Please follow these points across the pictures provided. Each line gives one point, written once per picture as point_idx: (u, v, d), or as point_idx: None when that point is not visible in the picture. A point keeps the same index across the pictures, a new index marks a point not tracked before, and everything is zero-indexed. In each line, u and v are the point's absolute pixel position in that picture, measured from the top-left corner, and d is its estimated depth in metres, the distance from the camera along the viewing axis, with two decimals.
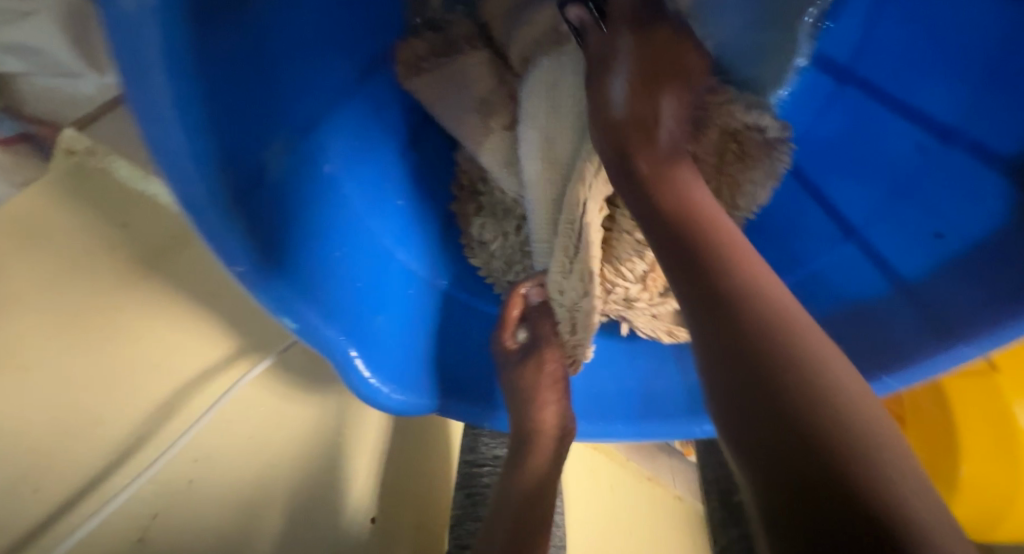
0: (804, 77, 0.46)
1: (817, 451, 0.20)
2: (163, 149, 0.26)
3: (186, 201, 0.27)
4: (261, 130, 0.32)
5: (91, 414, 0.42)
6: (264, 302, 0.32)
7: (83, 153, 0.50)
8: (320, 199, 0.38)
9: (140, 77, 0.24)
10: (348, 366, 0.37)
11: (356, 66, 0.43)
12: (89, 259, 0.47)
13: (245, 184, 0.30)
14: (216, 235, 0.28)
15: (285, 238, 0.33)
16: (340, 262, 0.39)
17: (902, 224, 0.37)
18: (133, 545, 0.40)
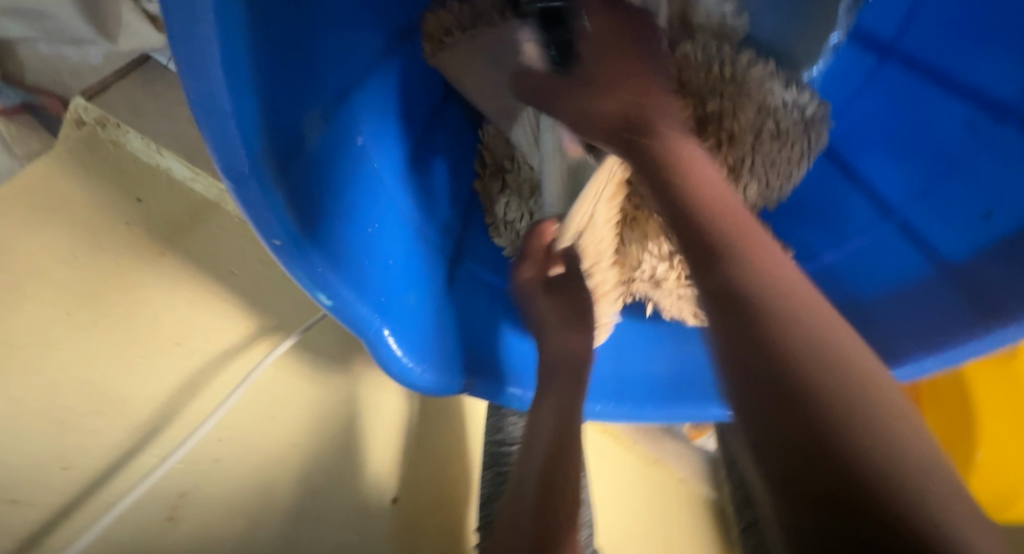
0: (839, 56, 0.46)
1: (845, 480, 0.18)
2: (204, 107, 0.24)
3: (226, 164, 0.26)
4: (302, 97, 0.30)
5: (116, 390, 0.41)
6: (297, 276, 0.30)
7: (93, 124, 0.49)
8: (355, 170, 0.37)
9: (187, 31, 0.23)
10: (380, 344, 0.35)
11: (387, 36, 0.42)
12: (106, 235, 0.45)
13: (289, 152, 0.29)
14: (254, 199, 0.27)
15: (322, 208, 0.32)
16: (373, 237, 0.37)
17: (944, 202, 0.37)
18: (162, 524, 0.39)
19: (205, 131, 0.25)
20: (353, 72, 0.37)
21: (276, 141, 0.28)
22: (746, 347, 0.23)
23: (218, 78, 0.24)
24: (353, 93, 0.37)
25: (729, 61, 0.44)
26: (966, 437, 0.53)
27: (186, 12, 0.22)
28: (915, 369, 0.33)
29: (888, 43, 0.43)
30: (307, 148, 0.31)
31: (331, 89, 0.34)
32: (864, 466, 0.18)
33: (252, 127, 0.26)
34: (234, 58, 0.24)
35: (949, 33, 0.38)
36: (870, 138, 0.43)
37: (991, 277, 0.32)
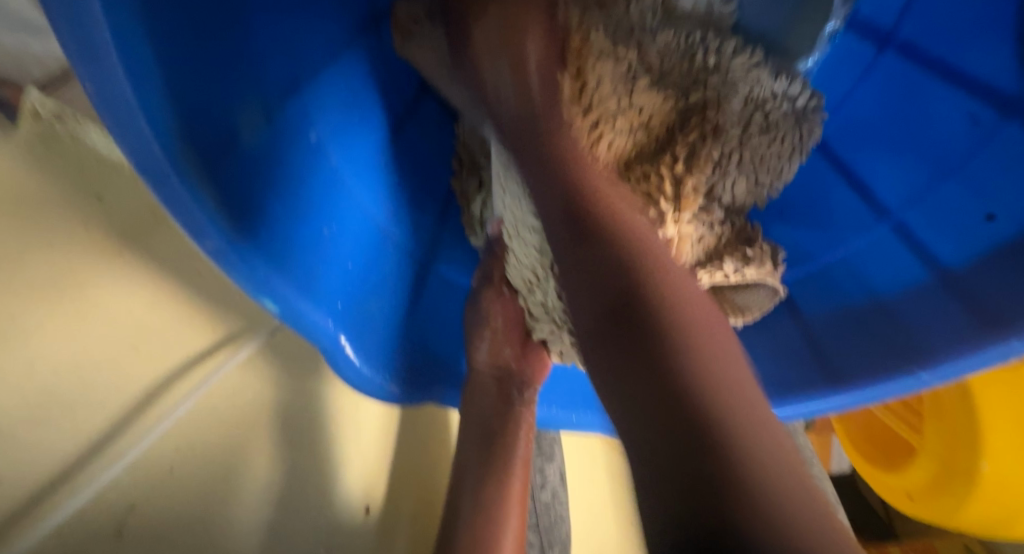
0: (836, 43, 0.43)
1: (700, 445, 0.19)
2: (108, 104, 0.22)
3: (143, 165, 0.24)
4: (231, 90, 0.28)
5: (62, 398, 0.39)
6: (238, 282, 0.28)
7: (50, 119, 0.47)
8: (311, 167, 0.34)
9: (77, 20, 0.20)
10: (336, 351, 0.33)
11: (351, 25, 0.39)
12: (62, 232, 0.43)
13: (215, 150, 0.26)
14: (180, 202, 0.25)
15: (263, 208, 0.29)
16: (330, 238, 0.35)
17: (943, 203, 0.34)
18: (111, 540, 0.37)
19: (113, 131, 0.23)
20: (309, 60, 0.35)
21: (197, 137, 0.25)
22: (616, 320, 0.25)
23: (116, 65, 0.21)
24: (308, 85, 0.35)
25: (713, 49, 0.41)
26: (970, 449, 0.50)
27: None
28: (908, 384, 0.32)
29: (886, 32, 0.40)
30: (242, 144, 0.28)
31: (278, 78, 0.32)
32: (699, 410, 0.21)
33: (166, 122, 0.24)
34: (137, 44, 0.22)
35: (953, 18, 0.35)
36: (865, 135, 0.40)
37: (992, 285, 0.29)
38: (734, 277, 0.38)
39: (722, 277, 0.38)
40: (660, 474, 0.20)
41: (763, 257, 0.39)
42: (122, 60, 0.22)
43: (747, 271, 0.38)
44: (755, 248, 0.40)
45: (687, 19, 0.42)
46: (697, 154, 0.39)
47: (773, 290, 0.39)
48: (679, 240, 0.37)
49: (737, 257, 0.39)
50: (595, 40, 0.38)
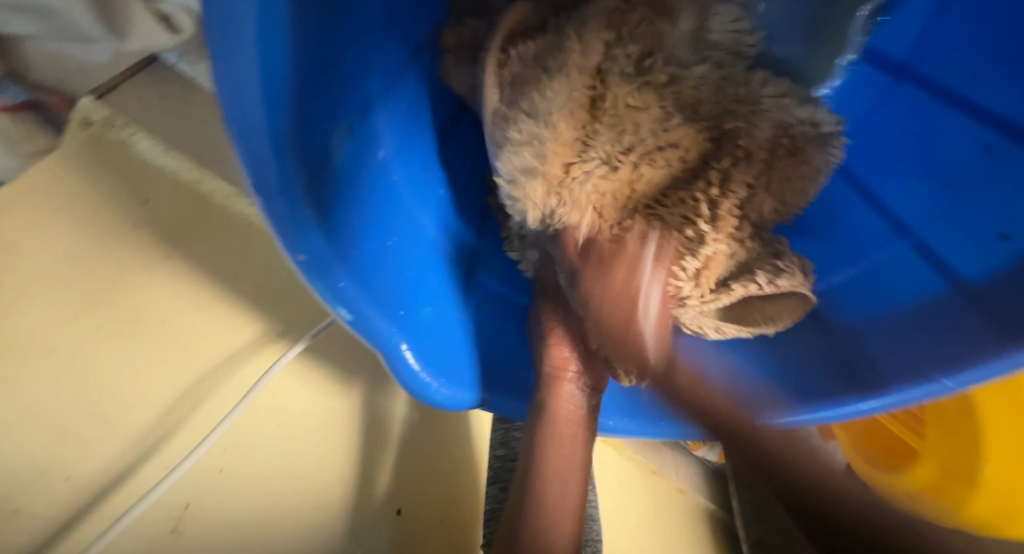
0: (851, 72, 0.47)
1: (822, 492, 0.24)
2: (240, 121, 0.23)
3: (256, 181, 0.24)
4: (321, 112, 0.29)
5: (118, 400, 0.40)
6: (319, 292, 0.29)
7: (100, 125, 0.48)
8: (375, 185, 0.36)
9: (227, 48, 0.21)
10: (397, 359, 0.35)
11: (407, 48, 0.41)
12: (114, 238, 0.44)
13: (312, 167, 0.28)
14: (280, 214, 0.26)
15: (341, 220, 0.31)
16: (391, 251, 0.36)
17: (957, 221, 0.37)
18: (166, 537, 0.38)
19: (236, 148, 0.23)
20: (375, 82, 0.36)
21: (300, 150, 0.27)
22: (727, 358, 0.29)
23: (254, 90, 0.23)
24: (376, 106, 0.37)
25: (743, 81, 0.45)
26: (972, 454, 0.54)
27: (224, 24, 0.21)
28: (933, 389, 0.33)
29: (902, 63, 0.44)
30: (329, 161, 0.30)
31: (354, 100, 0.33)
32: (821, 473, 0.26)
33: (280, 137, 0.25)
34: (271, 60, 0.23)
35: (964, 52, 0.39)
36: (886, 158, 0.44)
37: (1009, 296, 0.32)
38: (768, 289, 0.41)
39: (756, 288, 0.41)
40: (756, 484, 0.27)
41: (795, 268, 0.41)
42: (257, 83, 0.23)
43: (780, 282, 0.41)
44: (785, 261, 0.42)
45: (716, 48, 0.46)
46: (730, 178, 0.42)
47: (803, 298, 0.42)
48: (710, 256, 0.40)
49: (769, 269, 0.41)
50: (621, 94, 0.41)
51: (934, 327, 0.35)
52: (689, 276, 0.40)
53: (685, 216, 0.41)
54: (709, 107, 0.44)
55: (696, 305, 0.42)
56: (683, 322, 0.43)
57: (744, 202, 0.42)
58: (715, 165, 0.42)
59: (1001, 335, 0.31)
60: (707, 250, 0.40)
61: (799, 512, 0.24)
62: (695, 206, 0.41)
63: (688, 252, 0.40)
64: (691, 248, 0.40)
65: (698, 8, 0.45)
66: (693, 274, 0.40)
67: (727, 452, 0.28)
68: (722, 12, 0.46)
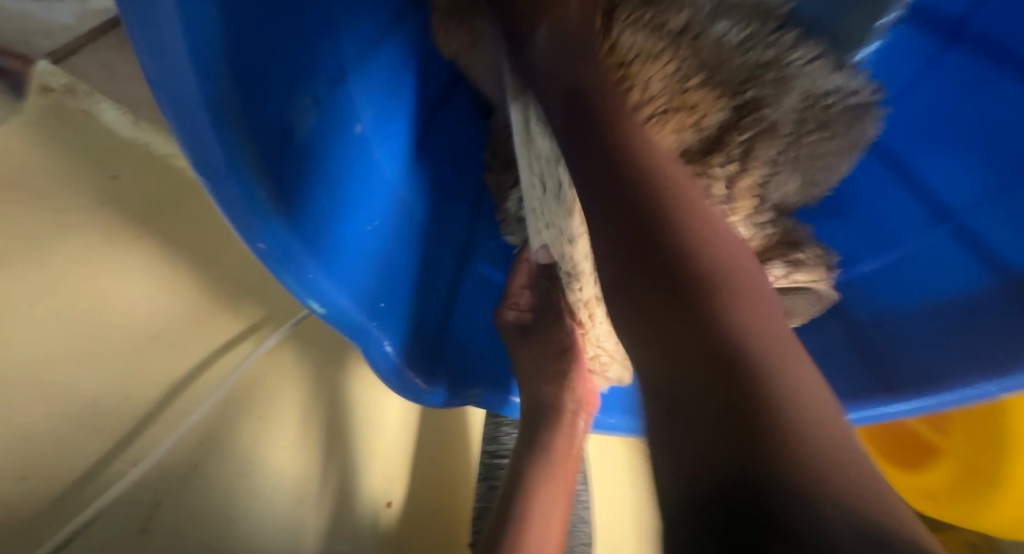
0: (892, 37, 0.42)
1: (749, 411, 0.17)
2: (173, 99, 0.21)
3: (197, 161, 0.21)
4: (274, 81, 0.26)
5: (84, 394, 0.37)
6: (287, 286, 0.25)
7: (61, 92, 0.44)
8: (351, 166, 0.33)
9: (143, 11, 0.19)
10: (379, 358, 0.31)
11: (390, 10, 0.37)
12: (78, 220, 0.41)
13: (261, 143, 0.24)
14: (232, 202, 0.22)
15: (306, 202, 0.27)
16: (370, 237, 0.33)
17: (1014, 203, 0.33)
18: (136, 537, 0.36)
19: (171, 128, 0.21)
20: (349, 54, 0.33)
21: (255, 131, 0.23)
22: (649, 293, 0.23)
23: (181, 54, 0.20)
24: (352, 81, 0.33)
25: (771, 40, 0.39)
26: (999, 453, 0.50)
27: (144, 2, 0.19)
28: (969, 395, 0.30)
29: (956, 22, 0.38)
30: (294, 141, 0.27)
31: (317, 69, 0.30)
32: (766, 392, 0.17)
33: (226, 120, 0.22)
34: (199, 25, 0.21)
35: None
36: (931, 132, 0.39)
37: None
38: (784, 281, 0.39)
39: (772, 280, 0.38)
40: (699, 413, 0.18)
41: (814, 261, 0.39)
42: (188, 58, 0.21)
43: (797, 276, 0.39)
44: (805, 253, 0.40)
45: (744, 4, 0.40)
46: (748, 153, 0.38)
47: (820, 296, 0.40)
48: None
49: (786, 260, 0.39)
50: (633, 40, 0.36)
51: (972, 323, 0.32)
52: None
53: (703, 192, 0.35)
54: (736, 67, 0.39)
55: None
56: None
57: (765, 180, 0.39)
58: (736, 137, 0.38)
59: None
60: None
61: (722, 435, 0.17)
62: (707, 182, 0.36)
63: None
64: None
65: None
66: None
67: (680, 417, 0.18)
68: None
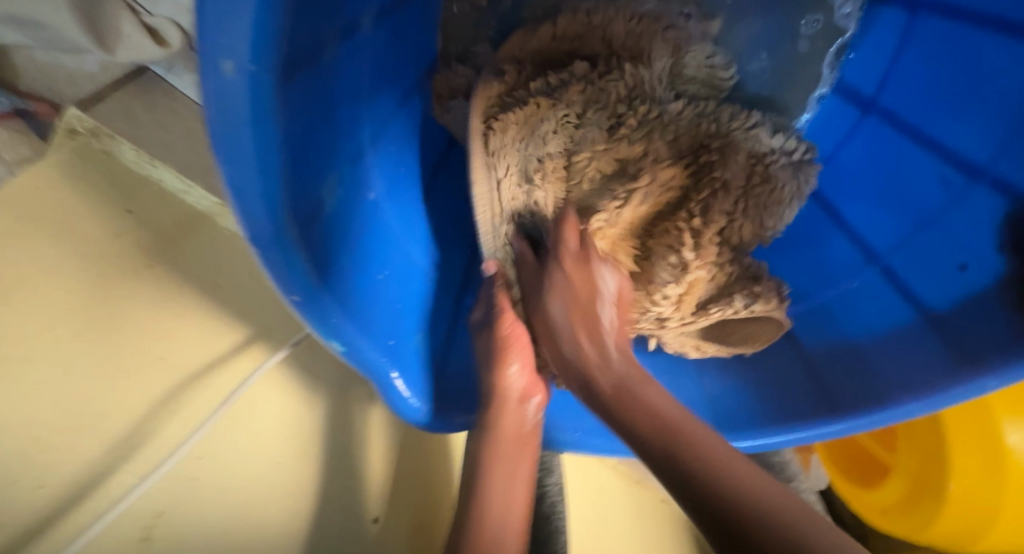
0: (825, 104, 0.50)
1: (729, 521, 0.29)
2: (235, 187, 0.25)
3: (253, 235, 0.27)
4: (320, 159, 0.32)
5: (95, 410, 0.41)
6: (313, 326, 0.32)
7: (86, 134, 0.49)
8: (366, 225, 0.39)
9: (221, 119, 0.23)
10: (389, 387, 0.38)
11: (400, 91, 0.45)
12: (95, 246, 0.45)
13: (303, 212, 0.29)
14: (281, 268, 0.28)
15: (332, 260, 0.33)
16: (383, 284, 0.40)
17: (920, 251, 0.40)
18: (137, 544, 0.39)
19: (234, 207, 0.26)
20: (366, 130, 0.39)
21: (297, 206, 0.29)
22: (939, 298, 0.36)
23: (247, 133, 0.24)
24: (366, 152, 0.39)
25: (714, 117, 0.48)
26: (940, 469, 0.56)
27: (224, 112, 0.23)
28: (900, 412, 0.36)
29: (868, 98, 0.47)
30: (324, 212, 0.33)
31: (343, 141, 0.35)
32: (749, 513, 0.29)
33: (278, 206, 0.27)
34: (263, 117, 0.24)
35: (926, 90, 0.42)
36: (851, 184, 0.47)
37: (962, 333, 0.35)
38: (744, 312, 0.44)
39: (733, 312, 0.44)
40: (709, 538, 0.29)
41: (770, 293, 0.44)
42: (253, 150, 0.25)
43: (755, 307, 0.44)
44: (762, 287, 0.45)
45: (692, 82, 0.49)
46: (711, 208, 0.44)
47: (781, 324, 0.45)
48: (692, 282, 0.44)
49: (746, 294, 0.44)
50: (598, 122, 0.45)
51: (898, 354, 0.38)
52: (670, 300, 0.45)
53: (670, 244, 0.45)
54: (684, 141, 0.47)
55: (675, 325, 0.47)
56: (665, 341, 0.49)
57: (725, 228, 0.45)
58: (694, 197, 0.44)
59: (965, 366, 0.33)
60: (691, 277, 0.44)
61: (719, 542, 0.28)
62: (679, 235, 0.44)
63: (671, 280, 0.45)
64: (676, 277, 0.44)
65: (672, 44, 0.48)
66: (674, 299, 0.45)
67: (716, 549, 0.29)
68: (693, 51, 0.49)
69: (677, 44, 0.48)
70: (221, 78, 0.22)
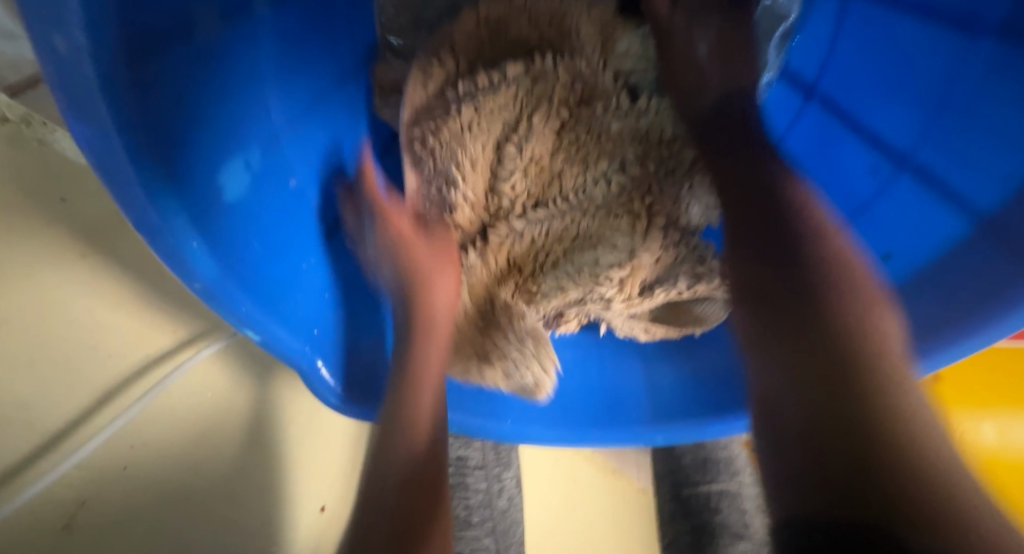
0: (773, 89, 0.52)
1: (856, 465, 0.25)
2: (104, 169, 0.25)
3: (137, 222, 0.26)
4: (213, 144, 0.30)
5: (21, 400, 0.41)
6: (223, 318, 0.31)
7: (18, 122, 0.47)
8: (286, 213, 0.38)
9: (76, 103, 0.23)
10: (313, 376, 0.38)
11: (330, 77, 0.45)
12: (19, 236, 0.44)
13: (195, 197, 0.29)
14: (175, 252, 0.28)
15: (240, 250, 0.32)
16: (308, 272, 0.39)
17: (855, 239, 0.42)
18: (58, 532, 0.39)
19: (109, 191, 0.25)
20: (279, 112, 0.37)
21: (194, 193, 0.28)
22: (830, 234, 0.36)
23: (103, 114, 0.24)
24: (281, 136, 0.38)
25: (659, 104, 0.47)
26: None
27: (73, 89, 0.23)
28: None
29: (811, 84, 0.49)
30: (225, 196, 0.31)
31: (246, 125, 0.34)
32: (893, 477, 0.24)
33: (162, 194, 0.26)
34: (121, 100, 0.24)
35: (862, 78, 0.44)
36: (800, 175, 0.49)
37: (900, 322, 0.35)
38: (687, 293, 0.48)
39: (676, 293, 0.47)
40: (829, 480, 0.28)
41: (712, 273, 0.47)
42: (116, 138, 0.24)
43: (698, 287, 0.47)
44: (705, 266, 0.47)
45: (627, 57, 0.48)
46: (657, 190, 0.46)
47: (725, 301, 0.47)
48: (636, 265, 0.46)
49: (689, 273, 0.47)
50: (557, 94, 0.45)
51: None
52: (615, 281, 0.46)
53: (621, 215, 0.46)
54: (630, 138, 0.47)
55: (621, 308, 0.48)
56: (614, 325, 0.51)
57: (674, 213, 0.46)
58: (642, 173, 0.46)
59: None
60: (635, 260, 0.46)
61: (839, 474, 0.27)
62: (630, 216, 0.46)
63: (620, 258, 0.46)
64: (626, 253, 0.45)
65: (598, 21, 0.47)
66: (619, 280, 0.46)
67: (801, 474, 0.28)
68: (622, 46, 0.48)
69: (604, 25, 0.48)
70: (59, 55, 0.22)
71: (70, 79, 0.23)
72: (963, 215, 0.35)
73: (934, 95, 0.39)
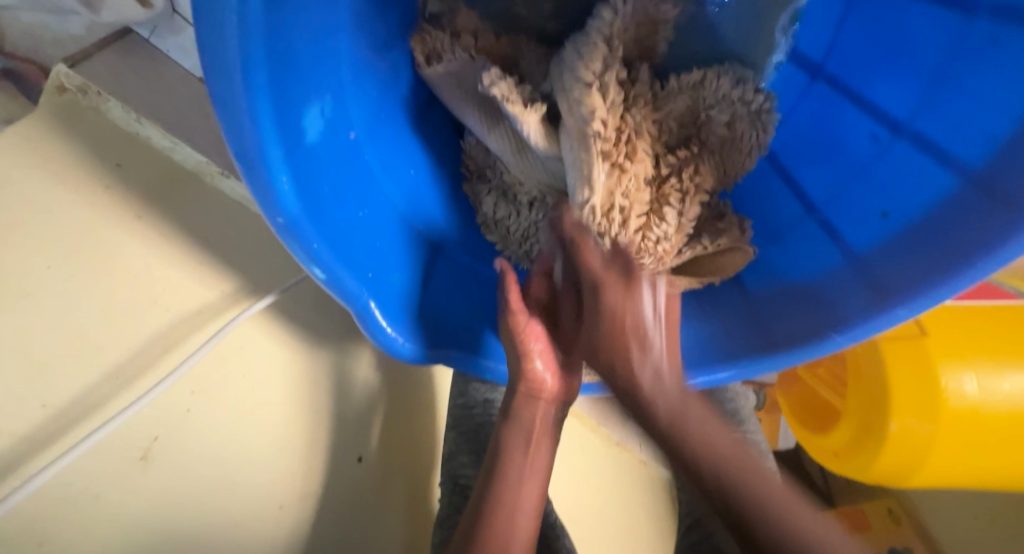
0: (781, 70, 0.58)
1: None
2: (221, 100, 0.28)
3: (238, 151, 0.30)
4: (298, 91, 0.34)
5: (92, 343, 0.44)
6: (296, 251, 0.35)
7: (74, 91, 0.49)
8: (345, 164, 0.42)
9: (213, 40, 0.27)
10: (367, 314, 0.41)
11: (381, 43, 0.48)
12: (84, 195, 0.47)
13: (286, 135, 0.32)
14: (265, 184, 0.31)
15: (314, 191, 0.36)
16: (364, 219, 0.43)
17: (852, 201, 0.46)
18: (136, 462, 0.43)
19: (221, 122, 0.29)
20: (343, 67, 0.41)
21: (286, 130, 0.32)
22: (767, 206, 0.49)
23: (233, 48, 0.27)
24: (344, 90, 0.42)
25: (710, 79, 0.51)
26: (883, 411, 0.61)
27: (214, 31, 0.27)
28: (830, 346, 0.40)
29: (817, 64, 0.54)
30: (305, 138, 0.35)
31: (321, 76, 0.38)
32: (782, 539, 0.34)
33: (265, 129, 0.30)
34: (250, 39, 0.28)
35: (860, 56, 0.49)
36: (802, 149, 0.53)
37: (893, 264, 0.39)
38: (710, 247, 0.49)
39: (701, 248, 0.49)
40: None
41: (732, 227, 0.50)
42: (239, 75, 0.28)
43: (721, 241, 0.49)
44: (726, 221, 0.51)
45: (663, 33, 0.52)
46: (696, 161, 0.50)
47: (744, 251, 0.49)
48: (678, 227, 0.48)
49: (712, 231, 0.50)
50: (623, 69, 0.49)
51: (814, 298, 0.44)
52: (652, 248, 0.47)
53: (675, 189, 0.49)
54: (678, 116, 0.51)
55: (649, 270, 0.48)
56: None
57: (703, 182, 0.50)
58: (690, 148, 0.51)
59: (881, 297, 0.39)
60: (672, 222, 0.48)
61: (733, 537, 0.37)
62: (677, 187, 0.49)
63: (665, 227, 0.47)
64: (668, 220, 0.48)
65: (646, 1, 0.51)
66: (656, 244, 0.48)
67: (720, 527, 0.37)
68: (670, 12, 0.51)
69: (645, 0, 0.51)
70: None
71: (207, 19, 0.26)
72: (946, 168, 0.39)
73: (919, 67, 0.43)
